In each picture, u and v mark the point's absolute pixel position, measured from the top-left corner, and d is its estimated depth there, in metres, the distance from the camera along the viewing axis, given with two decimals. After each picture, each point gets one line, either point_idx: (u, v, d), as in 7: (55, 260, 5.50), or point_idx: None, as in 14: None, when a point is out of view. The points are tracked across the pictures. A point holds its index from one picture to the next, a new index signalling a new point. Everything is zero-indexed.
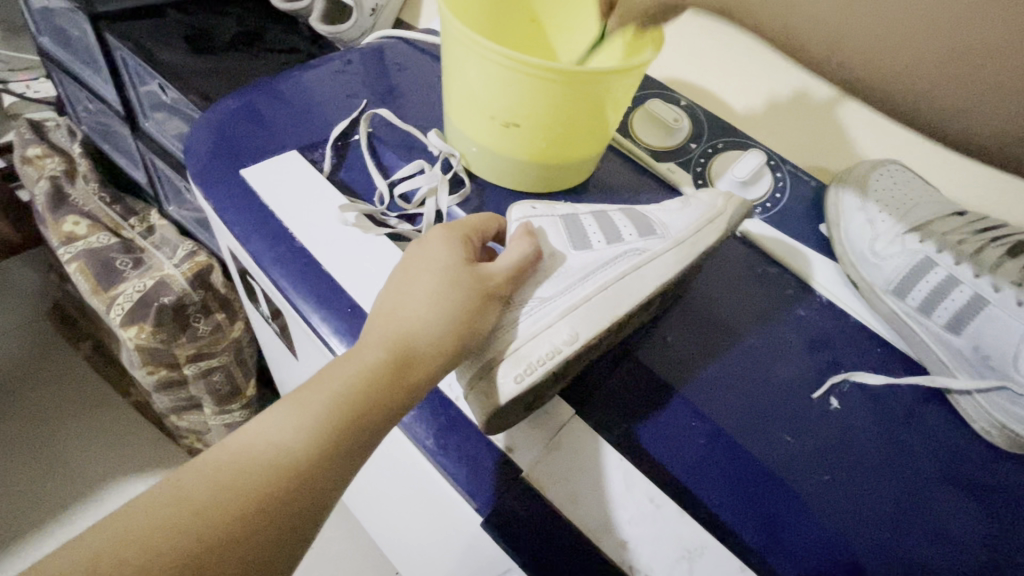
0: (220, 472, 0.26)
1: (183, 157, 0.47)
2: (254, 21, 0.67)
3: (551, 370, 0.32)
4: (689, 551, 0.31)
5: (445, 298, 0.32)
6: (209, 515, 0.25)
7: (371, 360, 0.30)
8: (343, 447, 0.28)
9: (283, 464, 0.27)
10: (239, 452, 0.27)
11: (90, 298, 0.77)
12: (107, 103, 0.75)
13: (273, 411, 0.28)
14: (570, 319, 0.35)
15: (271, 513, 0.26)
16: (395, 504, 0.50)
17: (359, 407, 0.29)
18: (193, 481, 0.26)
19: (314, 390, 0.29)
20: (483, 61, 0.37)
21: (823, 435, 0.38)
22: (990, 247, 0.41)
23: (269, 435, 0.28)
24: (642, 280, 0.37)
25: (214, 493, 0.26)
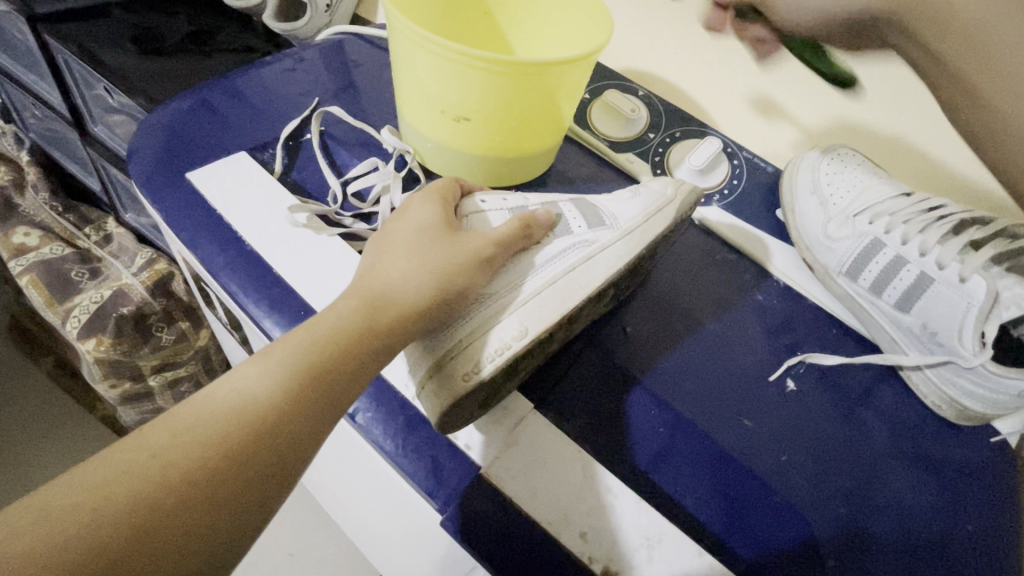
0: (159, 445, 0.24)
1: (127, 160, 0.45)
2: (202, 18, 0.65)
3: (500, 366, 0.32)
4: (648, 538, 0.31)
5: (398, 296, 0.32)
6: (142, 492, 0.22)
7: (332, 335, 0.29)
8: (301, 422, 0.27)
9: (234, 440, 0.25)
10: (182, 426, 0.25)
11: (44, 311, 0.74)
12: (53, 109, 0.72)
13: (224, 386, 0.26)
14: (520, 314, 0.35)
15: (215, 492, 0.24)
16: (364, 508, 0.49)
17: (319, 382, 0.28)
18: (125, 456, 0.23)
19: (270, 365, 0.27)
20: (429, 56, 0.36)
21: (782, 417, 0.38)
22: (935, 226, 0.41)
23: (220, 407, 0.26)
24: (591, 271, 0.37)
25: (149, 467, 0.23)
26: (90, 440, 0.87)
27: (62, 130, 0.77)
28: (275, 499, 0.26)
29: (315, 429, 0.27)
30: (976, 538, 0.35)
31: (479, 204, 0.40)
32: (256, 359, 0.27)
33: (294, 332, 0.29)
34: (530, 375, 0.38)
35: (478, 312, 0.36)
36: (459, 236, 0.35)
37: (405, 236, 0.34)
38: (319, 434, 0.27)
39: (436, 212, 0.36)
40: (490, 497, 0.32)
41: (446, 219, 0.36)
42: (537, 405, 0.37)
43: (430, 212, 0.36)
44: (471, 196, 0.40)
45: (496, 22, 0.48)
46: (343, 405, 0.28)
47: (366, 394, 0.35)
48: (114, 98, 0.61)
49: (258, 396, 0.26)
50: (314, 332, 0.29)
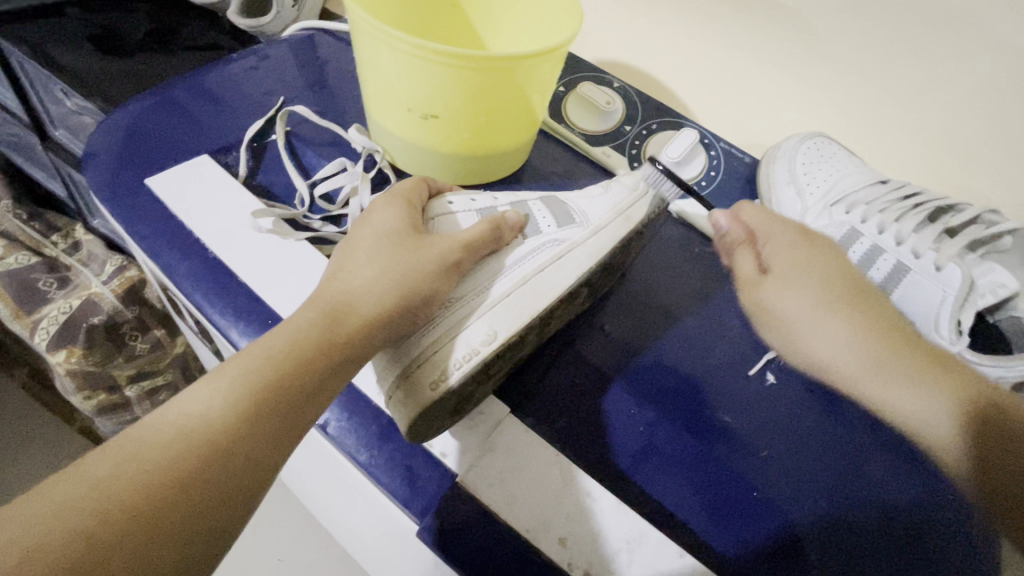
0: (100, 474, 0.23)
1: (83, 164, 0.44)
2: (164, 15, 0.62)
3: (467, 374, 0.32)
4: (628, 542, 0.30)
5: (362, 304, 0.31)
6: (81, 525, 0.21)
7: (287, 348, 0.28)
8: (254, 442, 0.25)
9: (183, 463, 0.24)
10: (126, 452, 0.24)
11: (11, 323, 0.72)
12: (11, 113, 0.69)
13: (173, 409, 0.25)
14: (488, 317, 0.35)
15: (161, 521, 0.22)
16: (345, 515, 0.48)
17: (274, 398, 0.26)
18: (63, 489, 0.22)
19: (221, 385, 0.26)
20: (392, 51, 0.35)
21: (761, 412, 0.38)
22: (909, 215, 0.41)
23: (168, 431, 0.25)
24: (562, 271, 0.37)
25: (89, 498, 0.22)
26: (69, 453, 0.85)
27: (23, 135, 0.74)
28: (239, 523, 0.25)
29: (271, 448, 0.26)
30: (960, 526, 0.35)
31: (447, 205, 0.39)
32: (208, 377, 0.26)
33: (247, 349, 0.28)
34: (507, 378, 0.37)
35: (448, 316, 0.35)
36: (424, 241, 0.34)
37: (368, 242, 0.33)
38: (276, 453, 0.26)
39: (397, 216, 0.35)
40: (467, 505, 0.31)
41: (409, 224, 0.35)
42: (514, 408, 0.36)
43: (390, 218, 0.35)
44: (438, 197, 0.39)
45: (466, 15, 0.47)
46: (301, 421, 0.27)
47: (337, 404, 0.34)
48: (72, 100, 0.59)
49: (208, 416, 0.25)
50: (267, 346, 0.28)
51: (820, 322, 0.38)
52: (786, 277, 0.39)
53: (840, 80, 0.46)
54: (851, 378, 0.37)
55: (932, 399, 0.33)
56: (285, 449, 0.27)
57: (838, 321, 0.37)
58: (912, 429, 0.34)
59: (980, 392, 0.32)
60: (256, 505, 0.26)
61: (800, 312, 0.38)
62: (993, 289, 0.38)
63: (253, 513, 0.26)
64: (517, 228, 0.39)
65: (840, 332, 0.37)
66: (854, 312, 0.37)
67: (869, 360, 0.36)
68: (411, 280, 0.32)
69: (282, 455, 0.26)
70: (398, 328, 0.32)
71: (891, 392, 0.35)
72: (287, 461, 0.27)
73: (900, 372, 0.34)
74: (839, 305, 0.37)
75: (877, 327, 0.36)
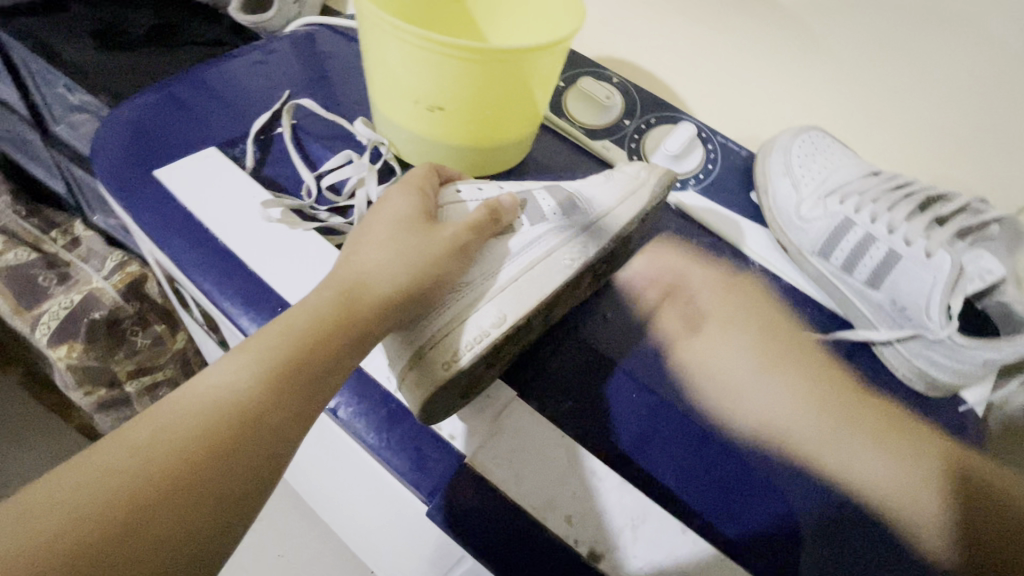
0: (127, 451, 0.23)
1: (91, 158, 0.44)
2: (166, 11, 0.63)
3: (480, 354, 0.32)
4: (632, 518, 0.31)
5: (376, 287, 0.32)
6: (110, 500, 0.22)
7: (303, 330, 0.29)
8: (275, 423, 0.26)
9: (208, 442, 0.25)
10: (152, 428, 0.24)
11: (10, 319, 0.72)
12: (13, 109, 0.69)
13: (193, 388, 0.26)
14: (497, 301, 0.35)
15: (189, 497, 0.23)
16: (349, 504, 0.49)
17: (292, 380, 0.27)
18: (92, 465, 0.23)
19: (242, 363, 0.27)
20: (401, 44, 0.35)
21: (758, 397, 0.39)
22: (901, 204, 0.42)
23: (192, 407, 0.25)
24: (569, 254, 0.38)
25: (119, 473, 0.23)
26: (65, 450, 0.85)
27: (23, 130, 0.73)
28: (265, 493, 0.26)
29: (290, 425, 0.27)
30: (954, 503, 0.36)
31: (456, 193, 0.40)
32: (231, 356, 0.27)
33: (266, 329, 0.28)
34: (513, 364, 0.38)
35: (456, 300, 0.36)
36: (435, 227, 0.35)
37: (381, 226, 0.34)
38: (295, 433, 0.27)
39: (411, 203, 0.36)
40: (477, 484, 0.32)
41: (421, 211, 0.35)
42: (520, 393, 0.37)
43: (404, 205, 0.35)
44: (448, 185, 0.40)
45: (468, 11, 0.48)
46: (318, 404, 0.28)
47: (347, 389, 0.35)
48: (74, 95, 0.59)
49: (229, 396, 0.26)
50: (284, 328, 0.28)
51: (757, 388, 0.40)
52: (716, 334, 0.42)
53: (835, 75, 0.47)
54: (804, 442, 0.37)
55: (892, 464, 0.37)
56: (303, 427, 0.27)
57: (779, 385, 0.40)
58: (874, 498, 0.36)
59: (943, 456, 0.38)
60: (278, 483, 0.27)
61: (739, 375, 0.40)
62: (982, 274, 0.40)
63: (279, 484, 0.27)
64: (515, 212, 0.39)
65: (778, 397, 0.39)
66: (791, 376, 0.41)
67: (825, 428, 0.38)
68: (423, 265, 0.33)
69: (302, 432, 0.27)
70: (408, 311, 0.33)
71: (849, 461, 0.37)
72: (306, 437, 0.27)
73: (858, 446, 0.38)
74: (775, 366, 0.41)
75: (830, 397, 0.40)
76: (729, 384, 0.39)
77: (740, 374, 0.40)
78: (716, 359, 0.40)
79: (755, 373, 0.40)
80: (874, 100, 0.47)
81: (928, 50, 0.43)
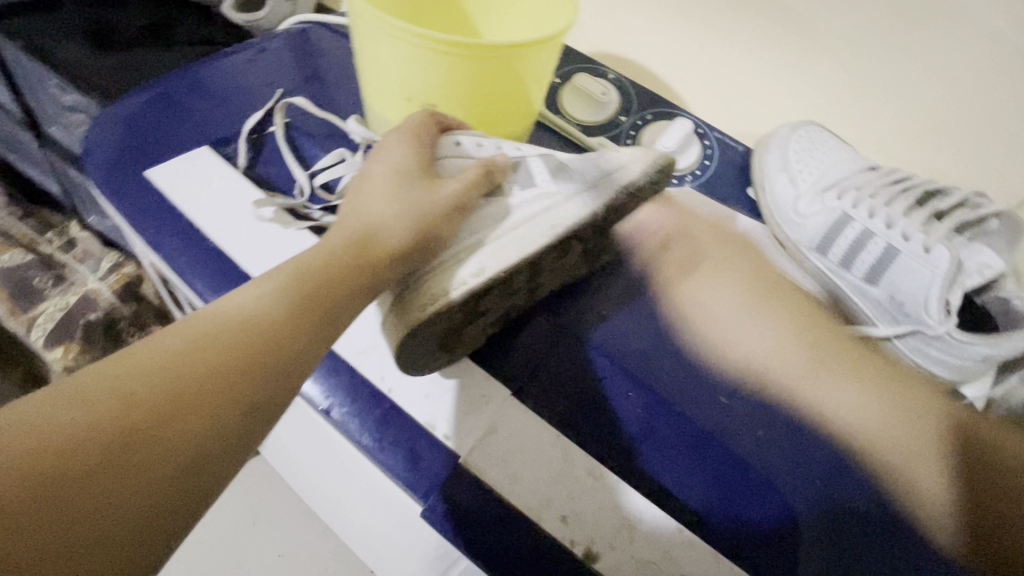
0: (101, 387, 0.23)
1: (83, 158, 0.44)
2: (160, 9, 0.62)
3: (456, 302, 0.32)
4: (628, 519, 0.32)
5: (383, 236, 0.32)
6: (83, 436, 0.22)
7: (295, 297, 0.28)
8: (255, 390, 0.26)
9: (183, 394, 0.24)
10: (134, 368, 0.24)
11: (6, 320, 0.72)
12: (7, 109, 0.69)
13: (177, 333, 0.26)
14: (479, 255, 0.35)
15: (159, 447, 0.23)
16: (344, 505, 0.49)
17: (277, 336, 0.27)
18: (68, 395, 0.23)
19: (229, 321, 0.27)
20: (392, 41, 0.35)
21: (753, 384, 0.38)
22: (899, 199, 0.42)
23: (174, 356, 0.25)
24: (554, 215, 0.37)
25: (88, 409, 0.22)
26: None
27: (14, 131, 0.72)
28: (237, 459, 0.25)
29: (268, 393, 0.26)
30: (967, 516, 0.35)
31: (455, 144, 0.38)
32: (221, 309, 0.27)
33: (254, 287, 0.28)
34: (509, 364, 0.38)
35: (446, 255, 0.35)
36: (436, 183, 0.35)
37: (381, 180, 0.34)
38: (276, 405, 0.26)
39: (408, 153, 0.35)
40: (471, 485, 0.32)
41: (420, 162, 0.35)
42: (514, 390, 0.37)
43: (403, 154, 0.35)
44: (447, 135, 0.38)
45: (462, 7, 0.47)
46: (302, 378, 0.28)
47: (340, 389, 0.35)
48: (66, 95, 0.58)
49: (213, 348, 0.25)
50: (276, 296, 0.28)
51: (750, 320, 0.41)
52: (711, 275, 0.42)
53: (831, 70, 0.47)
54: (783, 376, 0.39)
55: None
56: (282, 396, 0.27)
57: (772, 322, 0.41)
58: (850, 432, 0.37)
59: (945, 422, 0.37)
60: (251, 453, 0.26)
61: (733, 310, 0.41)
62: (980, 270, 0.39)
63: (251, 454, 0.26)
64: (506, 172, 0.39)
65: (769, 332, 0.40)
66: (786, 315, 0.41)
67: (800, 357, 0.39)
68: (420, 226, 0.33)
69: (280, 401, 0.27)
70: (403, 265, 0.33)
71: (821, 391, 0.38)
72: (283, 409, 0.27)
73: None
74: (763, 304, 0.41)
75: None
76: None
77: (741, 320, 0.41)
78: (715, 297, 0.41)
79: (745, 308, 0.41)
80: (872, 97, 0.47)
81: (925, 43, 0.42)
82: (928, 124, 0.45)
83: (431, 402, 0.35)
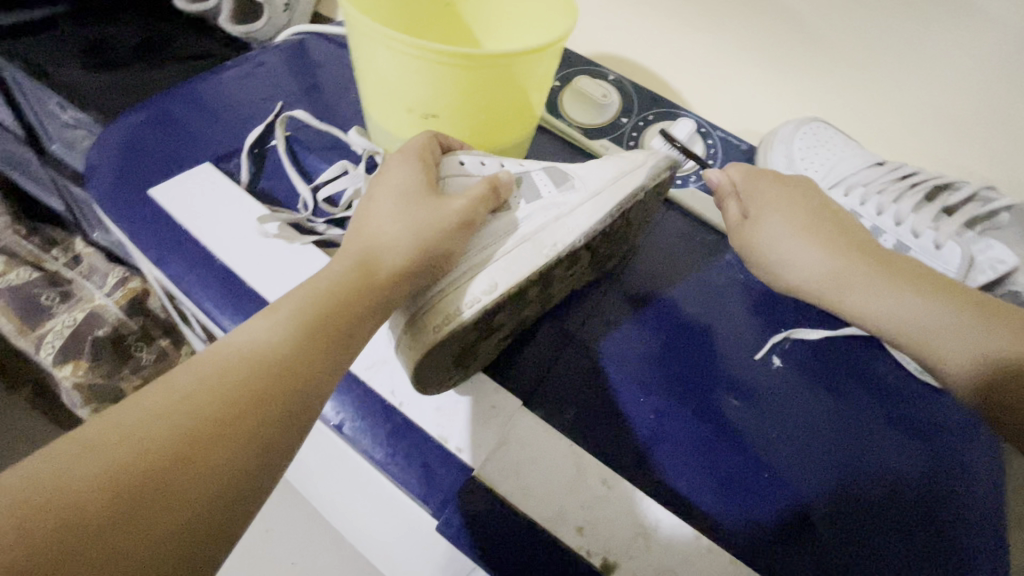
0: (105, 442, 0.22)
1: (87, 178, 0.44)
2: (158, 24, 0.62)
3: (471, 320, 0.32)
4: (643, 528, 0.31)
5: (388, 258, 0.32)
6: (97, 492, 0.21)
7: (296, 334, 0.28)
8: (257, 441, 0.25)
9: (184, 446, 0.23)
10: (143, 417, 0.23)
11: (15, 339, 0.72)
12: (9, 128, 0.69)
13: (175, 383, 0.25)
14: (488, 269, 0.35)
15: (179, 493, 0.22)
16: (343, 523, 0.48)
17: (284, 371, 0.27)
18: (67, 452, 0.22)
19: (235, 362, 0.26)
20: (392, 53, 0.35)
21: (764, 394, 0.38)
22: (907, 195, 0.42)
23: (181, 400, 0.24)
24: (563, 228, 0.37)
25: (83, 469, 0.22)
26: None
27: (18, 150, 0.72)
28: (260, 494, 0.25)
29: (282, 428, 0.26)
30: (979, 502, 0.35)
31: (459, 164, 0.38)
32: (223, 350, 0.27)
33: (255, 323, 0.28)
34: (517, 373, 0.38)
35: (452, 268, 0.35)
36: (440, 199, 0.34)
37: (386, 199, 0.34)
38: (279, 456, 0.26)
39: (412, 172, 0.35)
40: (484, 497, 0.32)
41: (426, 180, 0.35)
42: (524, 400, 0.36)
43: (406, 175, 0.35)
44: (449, 154, 0.38)
45: (459, 14, 0.47)
46: (306, 425, 0.27)
47: (351, 404, 0.35)
48: (67, 113, 0.58)
49: (221, 390, 0.25)
50: (277, 337, 0.27)
51: (800, 241, 0.39)
52: (766, 207, 0.41)
53: (834, 66, 0.47)
54: (839, 295, 0.38)
55: (941, 314, 0.34)
56: (295, 429, 0.26)
57: (818, 245, 0.38)
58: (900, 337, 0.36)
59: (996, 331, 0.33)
60: (272, 487, 0.26)
61: (779, 229, 0.40)
62: (993, 265, 0.39)
63: (272, 487, 0.26)
64: (511, 188, 0.39)
65: (815, 247, 0.38)
66: (826, 232, 0.39)
67: (844, 274, 0.37)
68: (429, 239, 0.33)
69: (295, 434, 0.26)
70: (412, 281, 0.33)
71: (870, 300, 0.37)
72: (299, 441, 0.27)
73: (893, 289, 0.36)
74: (812, 225, 0.39)
75: (864, 258, 0.37)
76: (791, 258, 0.39)
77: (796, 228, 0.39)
78: (768, 213, 0.40)
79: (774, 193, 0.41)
80: (877, 92, 0.46)
81: (928, 38, 0.42)
82: (933, 118, 0.45)
83: (443, 416, 0.35)
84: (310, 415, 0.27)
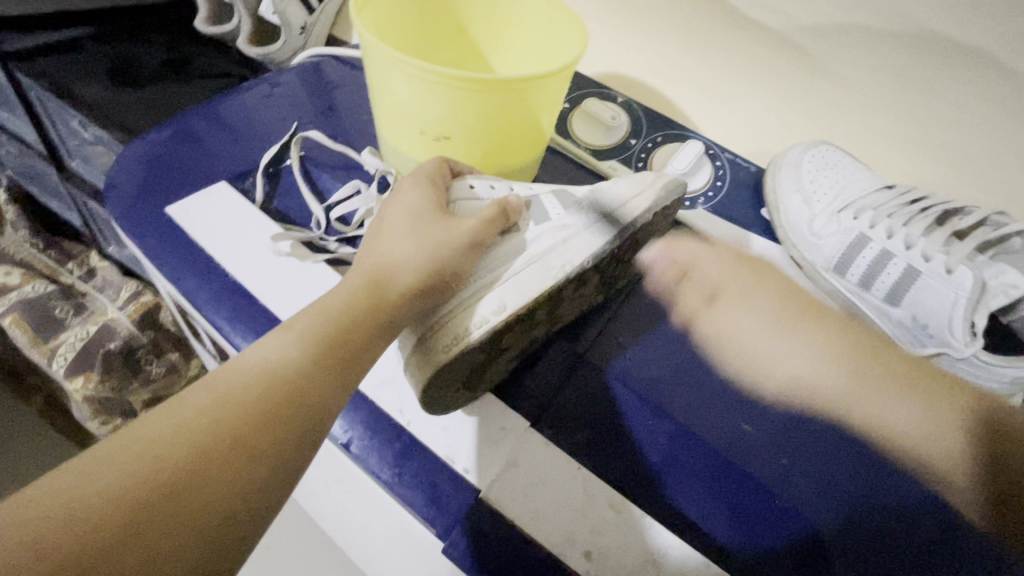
0: (120, 458, 0.23)
1: (105, 195, 0.45)
2: (179, 47, 0.64)
3: (478, 342, 0.32)
4: (653, 555, 0.31)
5: (400, 278, 0.32)
6: (109, 510, 0.21)
7: (307, 352, 0.28)
8: (265, 463, 0.25)
9: (192, 466, 0.23)
10: (155, 434, 0.24)
11: (29, 352, 0.72)
12: (28, 144, 0.70)
13: (190, 401, 0.25)
14: (497, 291, 0.35)
15: (190, 512, 0.22)
16: (344, 544, 0.47)
17: (295, 388, 0.27)
18: (81, 469, 0.22)
19: (247, 378, 0.27)
20: (406, 77, 0.36)
21: (774, 419, 0.38)
22: (918, 219, 0.42)
23: (193, 418, 0.25)
24: (573, 250, 0.37)
25: (93, 489, 0.22)
26: None
27: (39, 167, 0.74)
28: (269, 514, 0.25)
29: (291, 446, 0.26)
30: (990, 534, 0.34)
31: (469, 188, 0.38)
32: (235, 368, 0.27)
33: (267, 341, 0.28)
34: (526, 393, 0.38)
35: (463, 289, 0.36)
36: (451, 220, 0.35)
37: (399, 219, 0.34)
38: (286, 478, 0.26)
39: (424, 194, 0.35)
40: (492, 521, 0.32)
41: (437, 202, 0.36)
42: (534, 421, 0.36)
43: (418, 197, 0.35)
44: (460, 178, 0.39)
45: (471, 39, 0.48)
46: (315, 447, 0.27)
47: (359, 423, 0.35)
48: (87, 132, 0.60)
49: (234, 406, 0.25)
50: (289, 356, 0.28)
51: (784, 344, 0.40)
52: (736, 299, 0.42)
53: (841, 92, 0.47)
54: (841, 402, 0.39)
55: (918, 413, 0.38)
56: (304, 448, 0.26)
57: (803, 343, 0.41)
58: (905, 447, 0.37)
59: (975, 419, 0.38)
60: (282, 507, 0.26)
61: (760, 327, 0.41)
62: (1006, 290, 0.39)
63: (281, 507, 0.26)
64: (522, 210, 0.39)
65: (801, 351, 0.40)
66: (820, 335, 0.42)
67: (844, 386, 0.39)
68: (440, 260, 0.34)
69: (304, 454, 0.26)
70: (423, 301, 0.33)
71: (882, 410, 0.38)
72: (308, 460, 0.27)
73: (897, 396, 0.39)
74: (787, 322, 0.42)
75: (864, 363, 0.40)
76: (770, 350, 0.40)
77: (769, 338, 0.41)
78: (737, 316, 0.41)
79: (746, 288, 0.43)
80: (887, 116, 0.47)
81: (938, 69, 0.43)
82: (943, 142, 0.45)
83: (450, 435, 0.35)
84: (318, 433, 0.27)
